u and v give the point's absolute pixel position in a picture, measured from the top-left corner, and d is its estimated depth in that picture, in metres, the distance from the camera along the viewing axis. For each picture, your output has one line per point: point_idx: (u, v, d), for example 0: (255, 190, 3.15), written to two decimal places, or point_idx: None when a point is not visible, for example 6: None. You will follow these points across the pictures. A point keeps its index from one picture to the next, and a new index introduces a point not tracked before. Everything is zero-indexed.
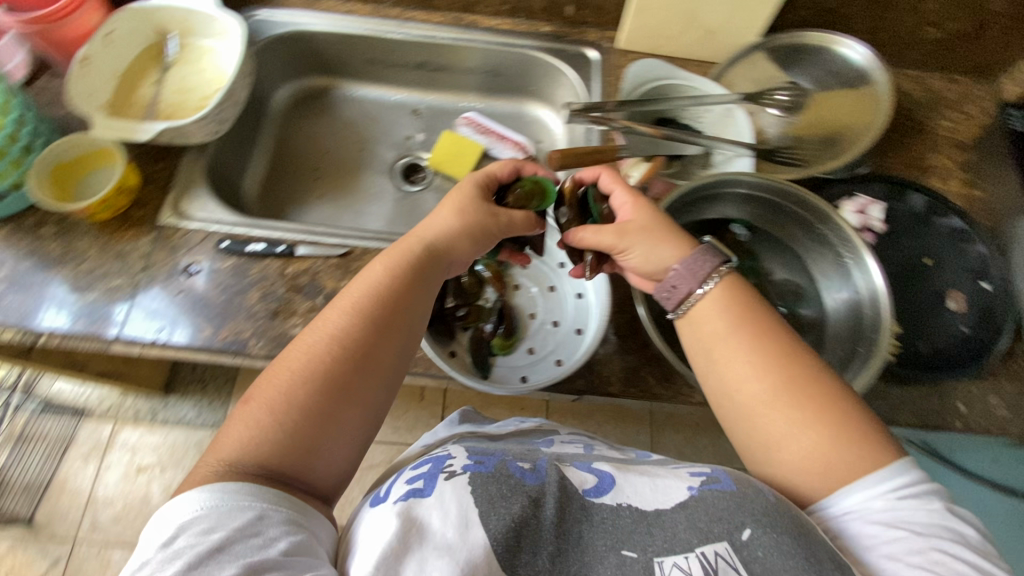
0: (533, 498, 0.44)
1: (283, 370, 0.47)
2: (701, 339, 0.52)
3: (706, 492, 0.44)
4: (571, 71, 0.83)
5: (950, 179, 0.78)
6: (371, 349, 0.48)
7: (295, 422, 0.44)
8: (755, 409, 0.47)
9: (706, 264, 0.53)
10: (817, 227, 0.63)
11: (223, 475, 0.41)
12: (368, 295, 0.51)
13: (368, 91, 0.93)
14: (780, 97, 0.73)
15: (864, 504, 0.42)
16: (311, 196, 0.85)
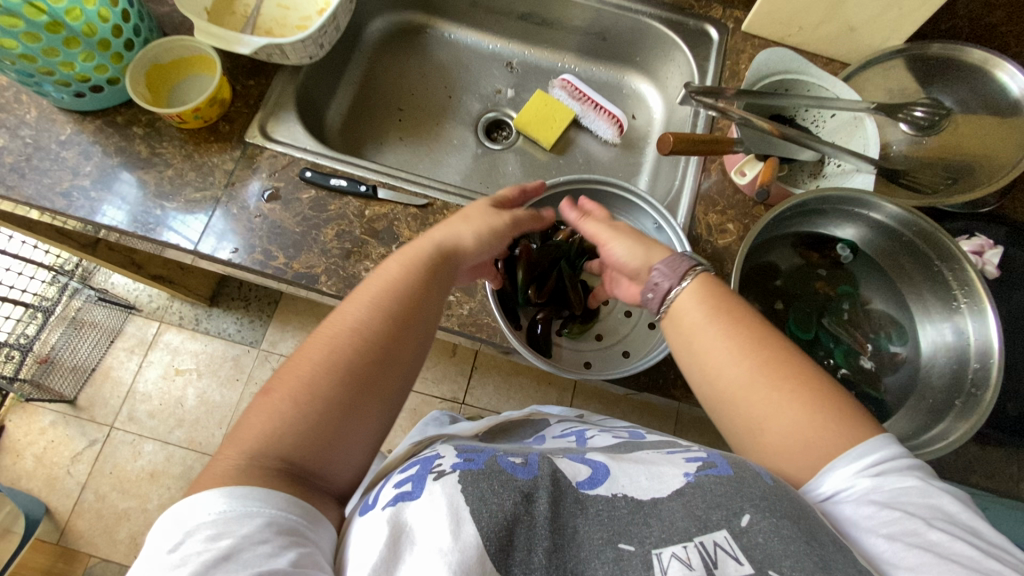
0: (525, 494, 0.40)
1: (305, 360, 0.44)
2: (695, 351, 0.48)
3: (704, 479, 0.40)
4: (687, 48, 0.76)
5: None
6: (390, 348, 0.46)
7: (318, 414, 0.42)
8: (734, 395, 0.44)
9: (681, 264, 0.50)
10: (935, 263, 0.58)
11: (242, 472, 0.38)
12: (385, 293, 0.49)
13: (463, 35, 0.88)
14: (917, 114, 0.67)
15: (847, 485, 0.39)
16: (390, 137, 0.83)
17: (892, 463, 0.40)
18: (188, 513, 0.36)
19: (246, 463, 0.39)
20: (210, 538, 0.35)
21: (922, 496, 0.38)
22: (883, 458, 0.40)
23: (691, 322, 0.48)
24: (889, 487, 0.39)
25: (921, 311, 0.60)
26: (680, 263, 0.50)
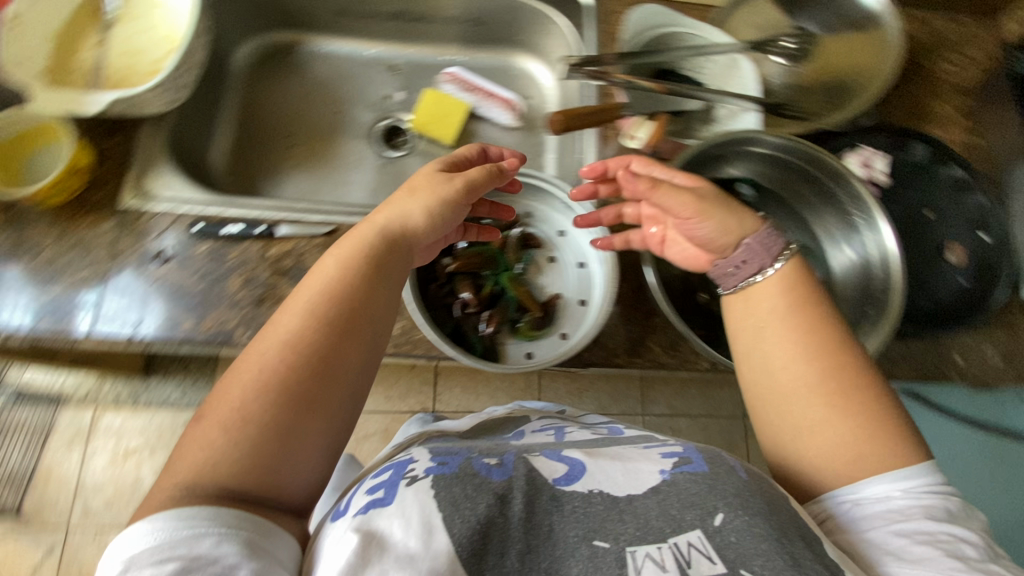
0: (499, 496, 0.39)
1: (237, 380, 0.40)
2: (757, 326, 0.49)
3: (678, 477, 0.42)
4: (562, 18, 0.76)
5: (951, 127, 0.76)
6: (327, 350, 0.42)
7: (253, 437, 0.37)
8: (797, 391, 0.46)
9: (774, 241, 0.51)
10: (827, 185, 0.61)
11: (176, 502, 0.35)
12: (315, 290, 0.44)
13: (338, 46, 0.84)
14: (786, 45, 0.69)
15: (883, 495, 0.42)
16: (285, 167, 0.79)
17: (933, 493, 0.42)
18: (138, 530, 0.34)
19: (177, 496, 0.35)
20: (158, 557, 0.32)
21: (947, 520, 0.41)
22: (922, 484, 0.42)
23: (754, 311, 0.50)
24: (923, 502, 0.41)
25: (824, 232, 0.63)
26: (773, 243, 0.51)
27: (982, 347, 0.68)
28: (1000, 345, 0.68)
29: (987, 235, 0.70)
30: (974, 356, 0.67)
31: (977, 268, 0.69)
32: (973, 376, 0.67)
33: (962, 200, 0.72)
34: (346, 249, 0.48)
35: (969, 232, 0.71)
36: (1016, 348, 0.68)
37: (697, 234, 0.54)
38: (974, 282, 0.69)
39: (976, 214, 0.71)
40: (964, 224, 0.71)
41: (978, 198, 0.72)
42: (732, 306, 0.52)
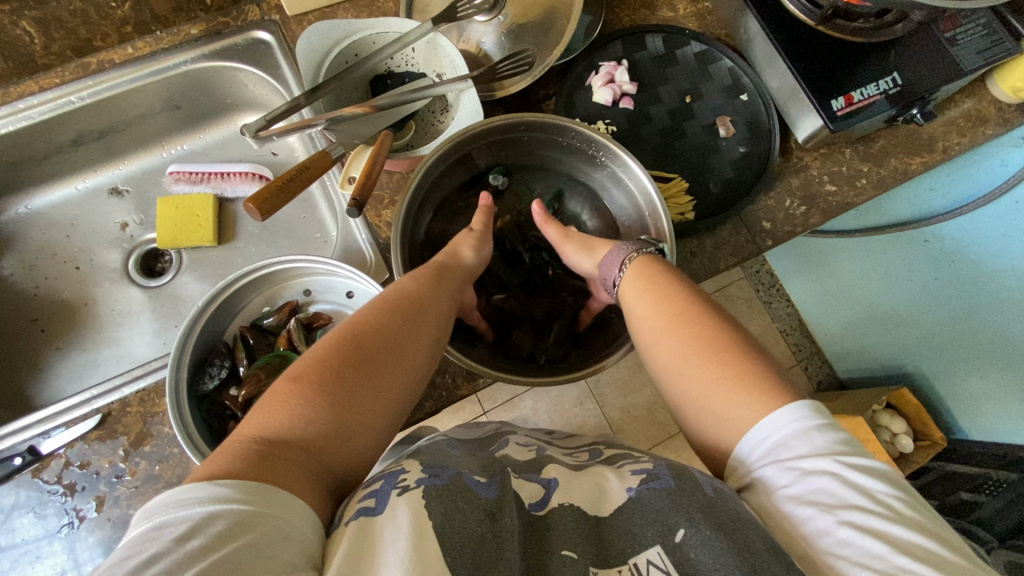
0: (489, 514, 0.39)
1: (325, 345, 0.44)
2: (633, 323, 0.51)
3: (645, 492, 0.42)
4: (252, 68, 0.68)
5: (678, 3, 0.75)
6: (410, 332, 0.47)
7: (333, 393, 0.41)
8: (669, 372, 0.47)
9: (616, 257, 0.55)
10: (559, 140, 0.59)
11: (238, 449, 0.37)
12: (414, 289, 0.50)
13: (41, 198, 0.73)
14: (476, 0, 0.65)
15: (771, 479, 0.39)
16: (48, 354, 0.69)
17: (809, 447, 0.38)
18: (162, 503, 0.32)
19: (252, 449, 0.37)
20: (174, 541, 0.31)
21: (837, 484, 0.37)
22: (799, 445, 0.38)
23: (632, 302, 0.52)
24: (808, 478, 0.37)
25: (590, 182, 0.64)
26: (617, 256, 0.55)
27: (784, 201, 0.70)
28: (799, 190, 0.70)
29: (745, 96, 0.71)
30: (778, 214, 0.69)
31: (748, 131, 0.70)
32: (784, 233, 0.69)
33: (712, 70, 0.72)
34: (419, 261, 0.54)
35: (731, 98, 0.71)
36: (813, 186, 0.70)
37: (579, 263, 0.61)
38: (752, 145, 0.70)
39: (730, 78, 0.72)
40: (724, 93, 0.71)
41: (724, 63, 0.72)
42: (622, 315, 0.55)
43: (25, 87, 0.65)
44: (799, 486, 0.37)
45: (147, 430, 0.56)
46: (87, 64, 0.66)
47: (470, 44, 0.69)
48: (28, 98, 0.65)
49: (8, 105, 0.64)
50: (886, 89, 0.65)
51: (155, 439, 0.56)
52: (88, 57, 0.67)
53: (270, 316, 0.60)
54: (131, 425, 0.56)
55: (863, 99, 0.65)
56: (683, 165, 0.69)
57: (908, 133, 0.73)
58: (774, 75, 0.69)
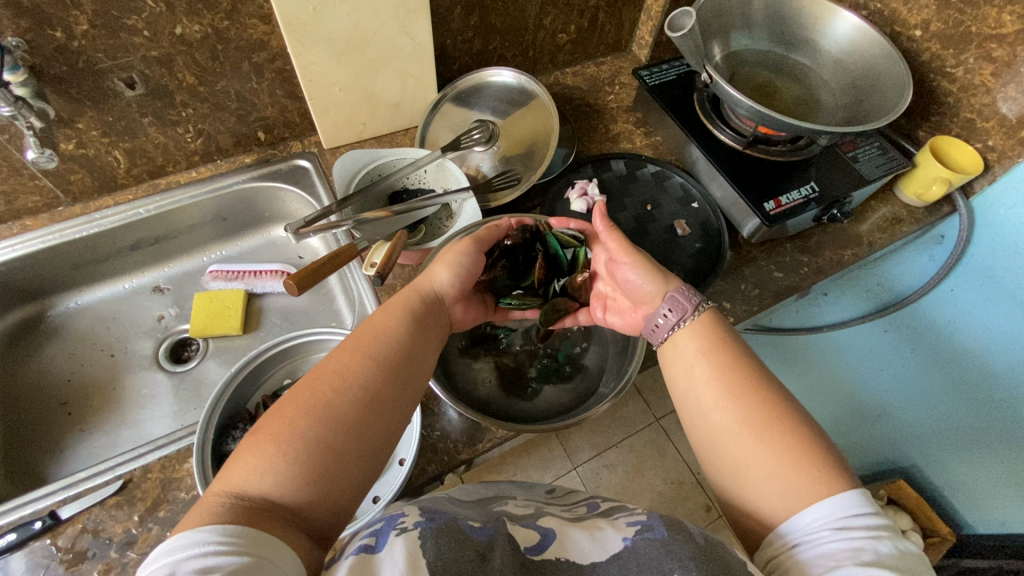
0: (479, 554, 0.43)
1: (296, 398, 0.46)
2: (689, 385, 0.54)
3: (640, 542, 0.45)
4: (291, 186, 0.83)
5: (635, 138, 0.95)
6: (384, 380, 0.49)
7: (306, 449, 0.42)
8: (728, 428, 0.50)
9: (689, 301, 0.57)
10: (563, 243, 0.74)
11: (220, 511, 0.38)
12: (385, 339, 0.52)
13: (91, 294, 0.83)
14: (476, 135, 0.84)
15: (811, 534, 0.43)
16: (70, 434, 0.74)
17: (860, 519, 0.42)
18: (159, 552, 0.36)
19: (233, 504, 0.39)
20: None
21: (869, 546, 0.40)
22: (850, 512, 0.43)
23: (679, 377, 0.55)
24: (852, 540, 0.41)
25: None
26: (689, 300, 0.57)
27: (739, 287, 0.81)
28: (751, 277, 0.82)
29: (696, 203, 0.86)
30: (735, 297, 0.81)
31: (702, 230, 0.84)
32: (743, 312, 0.80)
33: (666, 185, 0.88)
34: (390, 308, 0.56)
35: (685, 206, 0.86)
36: (763, 274, 0.83)
37: (636, 284, 0.61)
38: (706, 241, 0.83)
39: (682, 191, 0.88)
40: (678, 202, 0.87)
41: (676, 179, 0.88)
42: (665, 359, 0.58)
43: (104, 201, 0.79)
44: (836, 542, 0.41)
45: (164, 495, 0.59)
46: (157, 184, 0.81)
47: (471, 168, 0.84)
48: (103, 210, 0.78)
49: (85, 215, 0.78)
50: (808, 194, 0.81)
51: (170, 504, 0.59)
52: (159, 178, 0.82)
53: (290, 387, 0.66)
54: (149, 491, 0.60)
55: (790, 202, 0.80)
56: (649, 257, 0.82)
57: (836, 232, 0.88)
58: (717, 188, 0.85)
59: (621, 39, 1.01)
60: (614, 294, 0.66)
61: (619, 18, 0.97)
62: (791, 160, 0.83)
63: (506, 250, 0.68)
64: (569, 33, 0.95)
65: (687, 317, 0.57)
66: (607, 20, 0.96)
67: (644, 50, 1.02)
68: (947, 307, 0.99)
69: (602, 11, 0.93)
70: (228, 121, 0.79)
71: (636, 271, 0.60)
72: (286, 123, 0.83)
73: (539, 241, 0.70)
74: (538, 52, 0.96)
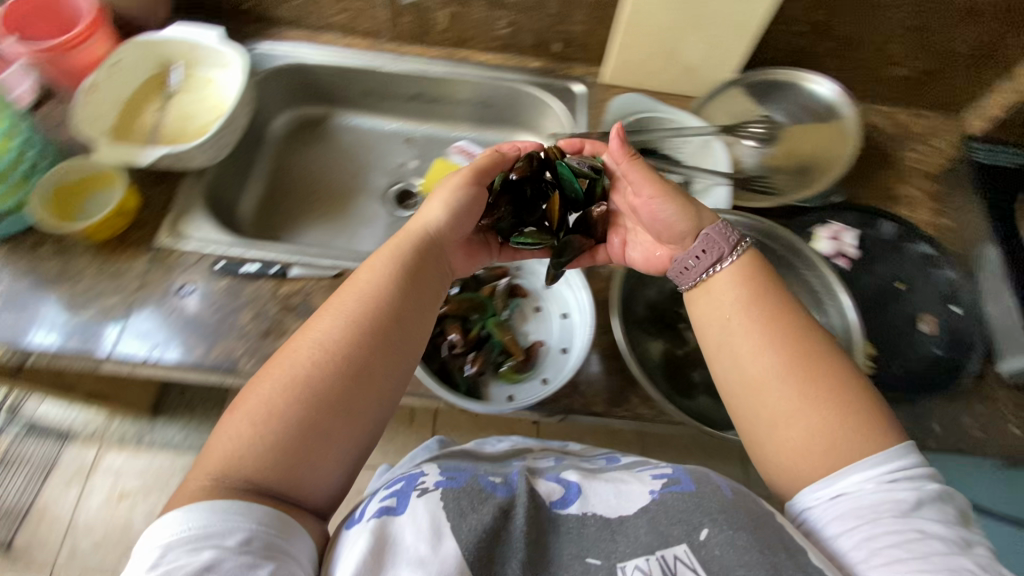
0: (502, 510, 0.43)
1: (277, 372, 0.45)
2: (726, 334, 0.52)
3: (667, 496, 0.44)
4: (558, 102, 0.86)
5: (920, 208, 0.81)
6: (370, 343, 0.47)
7: (283, 427, 0.42)
8: (763, 383, 0.48)
9: (724, 239, 0.55)
10: (800, 269, 0.66)
11: (212, 490, 0.39)
12: (375, 308, 0.49)
13: (363, 120, 0.96)
14: (755, 131, 0.78)
15: (852, 487, 0.43)
16: (305, 219, 0.88)
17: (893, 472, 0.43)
18: (151, 532, 0.38)
19: (214, 485, 0.40)
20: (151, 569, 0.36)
21: (912, 498, 0.41)
22: (885, 462, 0.43)
23: (724, 310, 0.53)
24: (885, 490, 0.42)
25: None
26: (725, 238, 0.55)
27: (964, 417, 0.68)
28: (982, 416, 0.68)
29: (958, 308, 0.74)
30: (951, 426, 0.67)
31: (951, 339, 0.72)
32: (948, 445, 0.67)
33: (933, 273, 0.76)
34: (378, 264, 0.53)
35: (941, 304, 0.74)
36: (999, 421, 0.68)
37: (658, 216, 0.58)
38: (949, 353, 0.71)
39: (947, 288, 0.75)
40: (936, 297, 0.75)
41: (947, 274, 0.76)
42: (699, 301, 0.55)
43: (410, 50, 0.90)
44: (881, 497, 0.42)
45: None
46: (455, 53, 0.90)
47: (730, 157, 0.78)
48: (406, 57, 0.89)
49: (394, 54, 0.89)
50: None
51: None
52: (458, 49, 0.90)
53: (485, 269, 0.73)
54: None
55: None
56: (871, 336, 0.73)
57: None
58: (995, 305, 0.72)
59: (961, 100, 0.86)
60: (635, 228, 0.64)
61: (976, 74, 0.82)
62: None
63: (506, 183, 0.66)
64: (908, 68, 0.83)
65: (732, 256, 0.54)
66: (960, 72, 0.82)
67: (983, 120, 0.85)
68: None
69: (961, 58, 0.80)
70: (538, 22, 0.83)
71: (671, 205, 0.57)
72: (583, 45, 0.85)
73: (549, 169, 0.67)
74: (858, 75, 0.86)
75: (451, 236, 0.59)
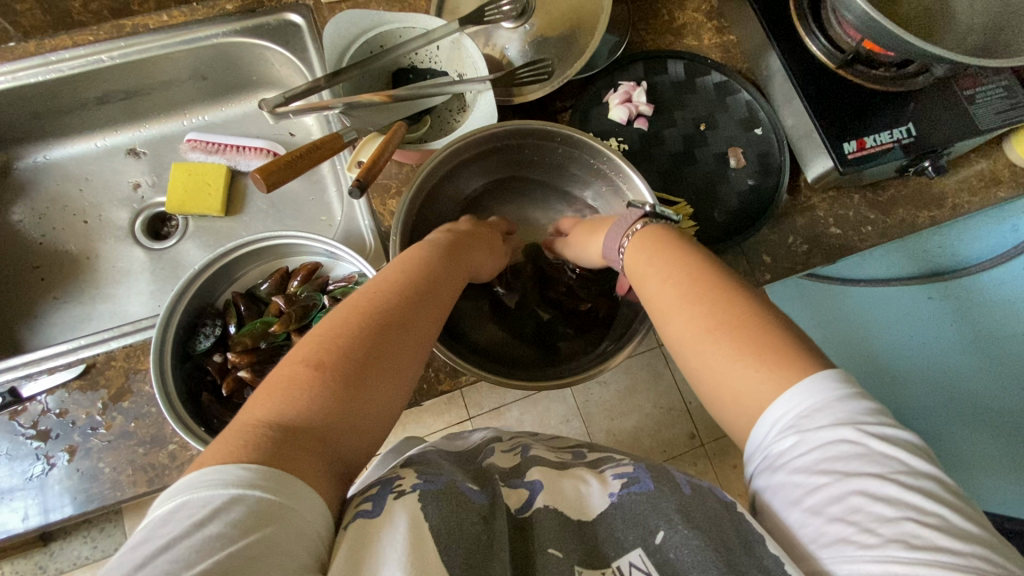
0: (483, 517, 0.38)
1: (335, 329, 0.41)
2: (646, 300, 0.50)
3: (626, 498, 0.40)
4: (280, 49, 0.69)
5: (704, 33, 0.76)
6: (401, 313, 0.44)
7: (342, 375, 0.38)
8: (678, 345, 0.46)
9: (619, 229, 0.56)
10: (589, 158, 0.62)
11: (261, 439, 0.33)
12: (403, 274, 0.47)
13: (60, 150, 0.75)
14: (505, 7, 0.66)
15: (785, 439, 0.37)
16: (44, 301, 0.71)
17: (826, 405, 0.36)
18: (162, 502, 0.30)
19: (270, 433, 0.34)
20: (133, 546, 0.29)
21: (854, 453, 0.35)
22: (817, 397, 0.37)
23: (643, 268, 0.52)
24: (827, 433, 0.35)
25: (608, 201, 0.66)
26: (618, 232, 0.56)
27: (785, 238, 0.70)
28: (802, 229, 0.71)
29: (760, 129, 0.72)
30: (779, 250, 0.70)
31: (759, 165, 0.71)
32: (782, 269, 0.69)
33: (729, 101, 0.73)
34: (418, 251, 0.51)
35: (745, 131, 0.72)
36: (817, 228, 0.71)
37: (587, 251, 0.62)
38: (761, 179, 0.70)
39: (746, 112, 0.73)
40: (739, 125, 0.72)
41: (742, 96, 0.73)
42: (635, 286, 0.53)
43: (60, 41, 0.67)
44: (813, 457, 0.35)
45: (128, 385, 0.57)
46: (123, 26, 0.68)
47: (495, 50, 0.69)
48: (63, 52, 0.66)
49: (44, 56, 0.66)
50: (899, 138, 0.65)
51: (134, 396, 0.56)
52: (124, 20, 0.68)
53: (265, 283, 0.61)
54: (112, 378, 0.57)
55: (875, 145, 0.65)
56: (689, 191, 0.71)
57: (918, 186, 0.73)
58: (791, 114, 0.70)
59: None
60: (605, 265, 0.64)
61: None
62: (890, 90, 0.66)
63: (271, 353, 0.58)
64: None
65: (625, 244, 0.55)
66: None
67: None
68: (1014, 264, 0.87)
69: None
70: None
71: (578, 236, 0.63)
72: None
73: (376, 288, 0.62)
74: None
75: (468, 262, 0.56)
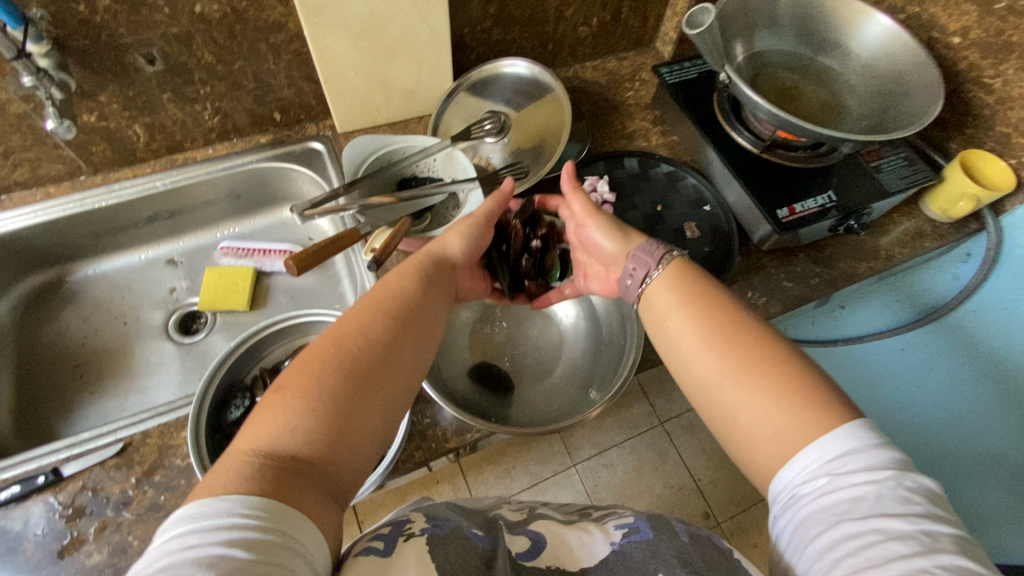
0: (485, 561, 0.41)
1: (327, 351, 0.46)
2: (669, 333, 0.53)
3: (626, 547, 0.43)
4: (304, 168, 0.84)
5: (651, 136, 0.93)
6: (394, 343, 0.48)
7: (330, 404, 0.42)
8: (711, 378, 0.48)
9: (653, 254, 0.57)
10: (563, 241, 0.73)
11: (258, 467, 0.38)
12: (399, 297, 0.52)
13: (108, 263, 0.86)
14: (488, 126, 0.82)
15: (810, 477, 0.40)
16: (79, 396, 0.77)
17: (861, 455, 0.39)
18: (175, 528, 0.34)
19: (260, 463, 0.39)
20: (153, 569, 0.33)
21: (874, 497, 0.37)
22: (854, 445, 0.40)
23: (665, 297, 0.54)
24: (851, 477, 0.39)
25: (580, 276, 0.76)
26: (652, 254, 0.57)
27: (745, 294, 0.80)
28: (760, 284, 0.81)
29: (709, 207, 0.85)
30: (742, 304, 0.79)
31: (711, 235, 0.83)
32: None
33: (679, 186, 0.87)
34: (404, 269, 0.56)
35: (696, 209, 0.85)
36: (772, 283, 0.81)
37: (605, 246, 0.62)
38: (715, 246, 0.82)
39: (694, 193, 0.86)
40: (689, 204, 0.86)
41: (689, 181, 0.87)
42: (645, 314, 0.57)
43: (122, 175, 0.81)
44: (837, 498, 0.38)
45: (160, 460, 0.62)
46: (175, 159, 0.83)
47: (480, 159, 0.83)
48: (123, 183, 0.80)
49: (108, 186, 0.80)
50: (824, 203, 0.78)
51: (165, 470, 0.61)
52: (176, 154, 0.83)
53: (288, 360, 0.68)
54: (146, 455, 0.62)
55: (804, 210, 0.77)
56: None
57: (853, 243, 0.85)
58: (731, 191, 0.83)
59: (646, 35, 0.98)
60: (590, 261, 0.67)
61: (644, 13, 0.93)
62: (810, 167, 0.80)
63: None
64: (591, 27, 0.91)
65: (654, 274, 0.56)
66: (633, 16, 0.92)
67: (669, 46, 0.98)
68: (990, 293, 0.89)
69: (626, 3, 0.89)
70: (245, 101, 0.79)
71: (602, 228, 0.61)
72: (302, 105, 0.83)
73: None
74: (562, 46, 0.93)
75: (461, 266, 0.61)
